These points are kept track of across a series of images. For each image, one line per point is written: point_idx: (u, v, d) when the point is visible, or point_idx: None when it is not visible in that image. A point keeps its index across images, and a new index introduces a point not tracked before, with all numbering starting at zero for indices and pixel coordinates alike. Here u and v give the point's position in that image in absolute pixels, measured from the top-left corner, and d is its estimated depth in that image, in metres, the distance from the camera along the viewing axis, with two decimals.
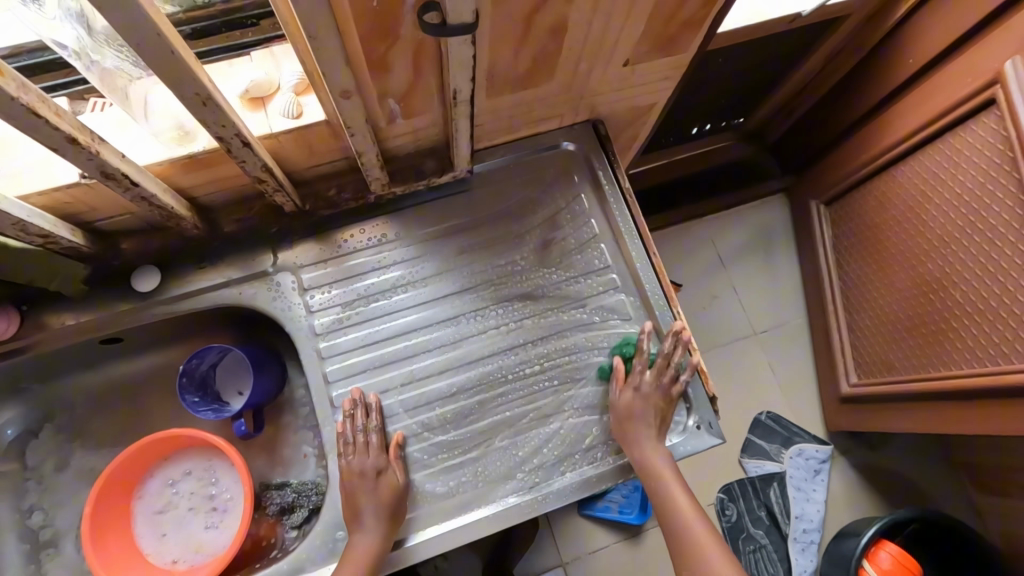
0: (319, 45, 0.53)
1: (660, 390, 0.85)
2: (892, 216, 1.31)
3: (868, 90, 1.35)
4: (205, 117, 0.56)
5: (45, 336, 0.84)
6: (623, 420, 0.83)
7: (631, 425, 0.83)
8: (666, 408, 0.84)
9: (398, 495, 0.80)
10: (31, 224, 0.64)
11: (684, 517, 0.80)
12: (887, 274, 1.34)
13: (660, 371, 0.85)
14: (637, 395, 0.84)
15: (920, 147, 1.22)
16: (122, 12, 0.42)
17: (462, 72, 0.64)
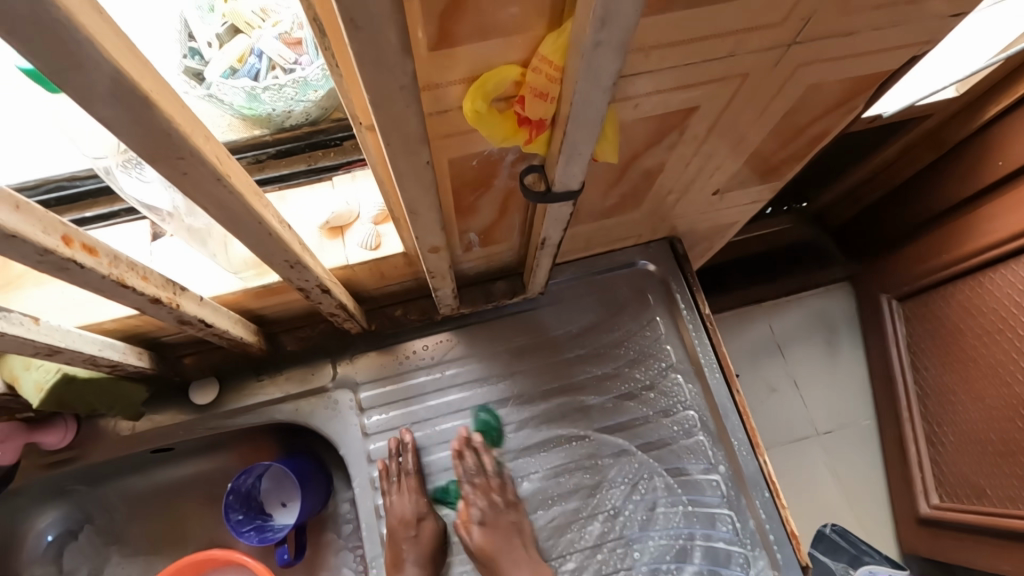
0: (416, 217, 0.50)
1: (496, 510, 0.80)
2: (978, 324, 1.14)
3: (938, 189, 1.20)
4: (289, 276, 0.54)
5: (99, 444, 0.82)
6: (497, 554, 0.77)
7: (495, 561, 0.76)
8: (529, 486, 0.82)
9: (436, 541, 0.80)
10: (102, 357, 0.62)
11: None
12: (972, 387, 1.16)
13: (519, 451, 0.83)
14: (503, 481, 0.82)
15: (1011, 255, 1.06)
16: (224, 211, 0.39)
17: (556, 225, 0.61)
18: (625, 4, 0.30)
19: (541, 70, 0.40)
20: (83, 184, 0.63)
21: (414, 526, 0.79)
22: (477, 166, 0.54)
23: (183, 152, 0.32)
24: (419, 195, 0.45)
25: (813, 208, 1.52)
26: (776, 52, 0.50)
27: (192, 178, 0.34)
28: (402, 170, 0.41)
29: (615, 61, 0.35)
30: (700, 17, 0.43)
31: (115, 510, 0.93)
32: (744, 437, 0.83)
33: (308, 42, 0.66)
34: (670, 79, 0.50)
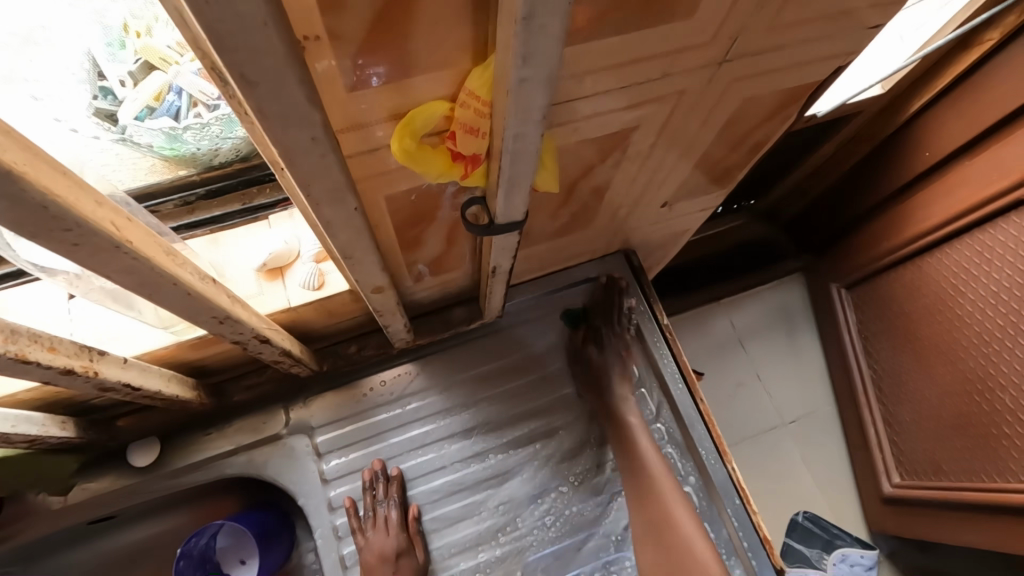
0: (355, 261, 0.47)
1: (618, 344, 0.87)
2: (920, 307, 1.19)
3: (874, 181, 1.25)
4: (221, 331, 0.50)
5: (28, 523, 0.75)
6: (602, 385, 0.85)
7: (605, 389, 0.84)
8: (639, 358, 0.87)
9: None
10: (16, 434, 0.56)
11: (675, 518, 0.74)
12: (921, 367, 1.21)
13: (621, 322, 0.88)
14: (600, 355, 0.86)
15: (946, 240, 1.11)
16: (133, 276, 0.36)
17: (504, 254, 0.59)
18: (543, 40, 0.29)
19: (468, 105, 0.39)
20: None
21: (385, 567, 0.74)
22: (416, 201, 0.52)
23: (67, 225, 0.28)
24: (353, 240, 0.43)
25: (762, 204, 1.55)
26: (708, 71, 0.50)
27: (85, 250, 0.31)
28: (329, 218, 0.38)
29: (542, 96, 0.33)
30: (629, 41, 0.42)
31: None
32: (711, 447, 0.82)
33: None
34: (606, 103, 0.49)
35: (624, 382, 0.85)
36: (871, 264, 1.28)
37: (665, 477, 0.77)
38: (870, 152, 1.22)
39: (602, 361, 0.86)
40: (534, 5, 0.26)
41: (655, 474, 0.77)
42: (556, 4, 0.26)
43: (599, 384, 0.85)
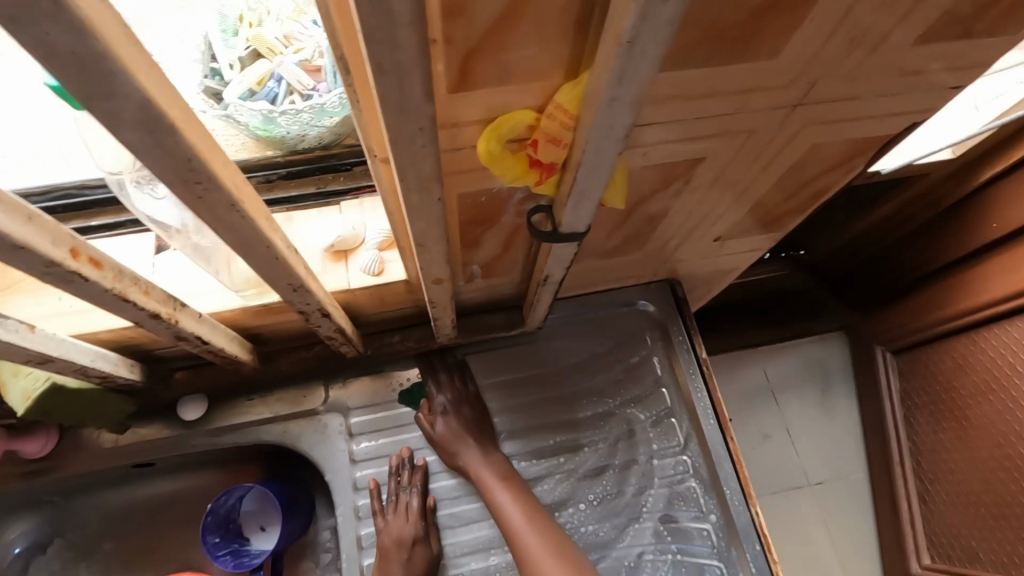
0: (424, 250, 0.50)
1: (465, 399, 0.83)
2: (971, 382, 1.14)
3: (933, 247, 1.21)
4: (292, 299, 0.54)
5: (80, 456, 0.80)
6: (455, 442, 0.80)
7: (461, 445, 0.80)
8: (479, 411, 0.83)
9: (429, 567, 0.77)
10: (93, 368, 0.61)
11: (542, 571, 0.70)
12: (965, 445, 1.16)
13: (439, 388, 0.84)
14: (449, 420, 0.81)
15: (1005, 316, 1.06)
16: (236, 233, 0.40)
17: (559, 264, 0.61)
18: (640, 65, 0.31)
19: (555, 117, 0.41)
20: (91, 193, 0.64)
21: (399, 553, 0.76)
22: (485, 203, 0.55)
23: (199, 178, 0.32)
24: (427, 230, 0.46)
25: (810, 256, 1.51)
26: (782, 112, 0.52)
27: (208, 203, 0.35)
28: (413, 205, 0.41)
29: (628, 115, 0.36)
30: (712, 76, 0.44)
31: (89, 525, 0.90)
32: (736, 488, 0.81)
33: (328, 70, 0.69)
34: (679, 132, 0.51)
35: (481, 448, 0.81)
36: (921, 330, 1.24)
37: (534, 527, 0.74)
38: (932, 216, 1.19)
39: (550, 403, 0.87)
40: (640, 30, 0.28)
41: (522, 526, 0.74)
42: (659, 32, 0.29)
43: (444, 448, 0.81)
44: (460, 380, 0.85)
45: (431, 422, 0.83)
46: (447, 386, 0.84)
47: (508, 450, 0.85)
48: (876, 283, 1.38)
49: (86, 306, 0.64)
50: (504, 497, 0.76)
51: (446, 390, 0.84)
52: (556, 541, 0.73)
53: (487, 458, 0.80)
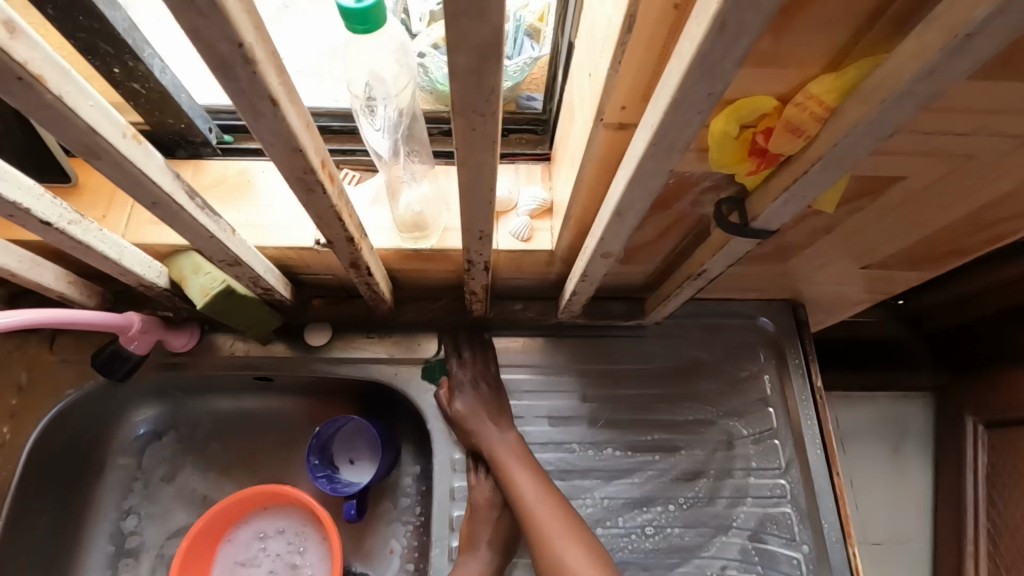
0: (616, 220, 0.50)
1: (486, 377, 0.84)
2: None
3: None
4: (470, 247, 0.56)
5: (213, 357, 0.87)
6: (473, 421, 0.80)
7: (476, 422, 0.80)
8: (498, 391, 0.84)
9: (513, 533, 0.79)
10: (264, 278, 0.66)
11: (553, 543, 0.71)
12: None
13: (460, 365, 0.84)
14: (466, 397, 0.81)
15: None
16: (474, 170, 0.41)
17: (723, 261, 0.60)
18: (959, 63, 0.30)
19: (804, 106, 0.40)
20: None
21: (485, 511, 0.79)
22: (671, 186, 0.55)
23: (484, 109, 0.34)
24: (634, 200, 0.46)
25: (911, 306, 1.26)
26: (1016, 140, 0.49)
27: (476, 135, 0.37)
28: (639, 174, 0.42)
29: (906, 114, 0.35)
30: (967, 92, 0.42)
31: (200, 425, 0.97)
32: (836, 526, 0.79)
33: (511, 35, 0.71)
34: (897, 145, 0.49)
35: (497, 421, 0.81)
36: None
37: (548, 502, 0.74)
38: None
39: (648, 402, 0.87)
40: (987, 25, 0.27)
41: (534, 500, 0.74)
42: (1005, 30, 0.28)
43: (462, 429, 0.81)
44: (481, 360, 0.85)
45: (449, 399, 0.82)
46: (471, 367, 0.84)
47: (601, 437, 0.85)
48: (985, 346, 1.14)
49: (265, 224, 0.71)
50: (518, 471, 0.77)
51: (468, 367, 0.84)
52: (565, 515, 0.73)
53: (500, 437, 0.79)
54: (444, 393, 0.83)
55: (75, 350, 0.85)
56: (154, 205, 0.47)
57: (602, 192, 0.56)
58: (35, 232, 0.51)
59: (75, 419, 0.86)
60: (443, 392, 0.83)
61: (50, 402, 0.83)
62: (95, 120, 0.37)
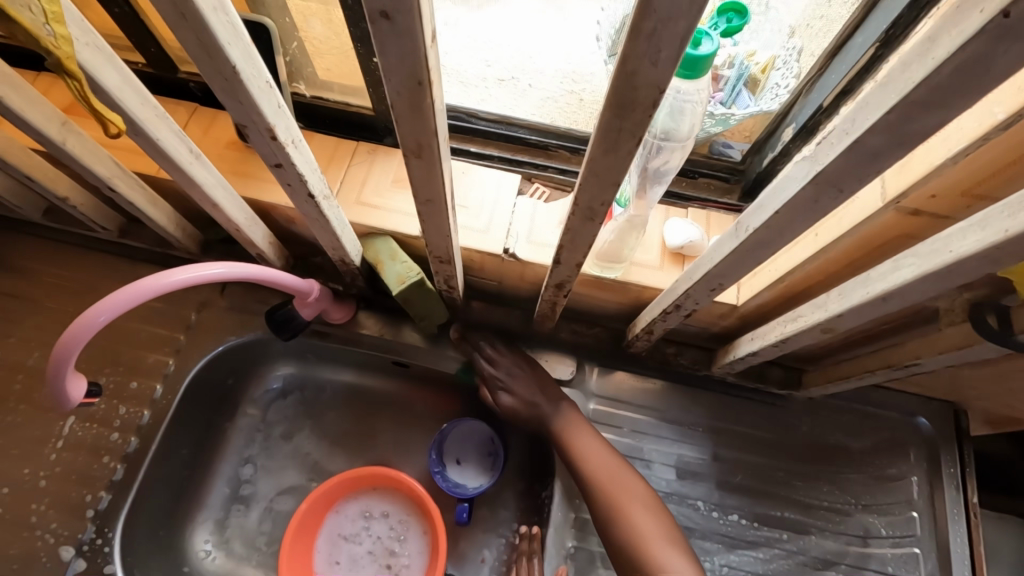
0: (871, 305, 0.47)
1: (523, 366, 0.84)
2: None
3: None
4: (691, 295, 0.55)
5: (359, 335, 0.90)
6: (524, 411, 0.82)
7: (539, 403, 0.81)
8: (537, 375, 0.83)
9: None
10: (457, 280, 0.69)
11: (622, 504, 0.72)
12: None
13: (489, 365, 0.84)
14: (508, 393, 0.82)
15: None
16: (770, 232, 0.41)
17: (945, 360, 0.56)
18: None
19: None
20: (473, 122, 0.79)
21: None
22: None
23: (846, 186, 0.33)
24: (912, 291, 0.43)
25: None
26: None
27: (814, 203, 0.36)
28: (944, 273, 0.40)
29: None
30: None
31: (325, 391, 0.99)
32: None
33: (730, 81, 0.68)
34: None
35: (551, 400, 0.82)
36: None
37: (612, 465, 0.75)
38: None
39: (779, 477, 0.84)
40: None
41: (602, 461, 0.75)
42: None
43: (518, 414, 0.83)
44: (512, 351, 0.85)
45: (494, 399, 0.84)
46: (501, 363, 0.84)
47: (727, 502, 0.82)
48: None
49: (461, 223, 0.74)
50: (583, 435, 0.78)
51: (500, 363, 0.84)
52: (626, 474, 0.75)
53: (556, 414, 0.80)
54: (486, 393, 0.85)
55: (243, 300, 0.91)
56: (425, 201, 0.49)
57: (839, 267, 0.54)
58: (296, 200, 0.55)
59: (227, 362, 0.91)
60: (485, 391, 0.85)
61: (213, 343, 0.88)
62: (438, 125, 0.39)
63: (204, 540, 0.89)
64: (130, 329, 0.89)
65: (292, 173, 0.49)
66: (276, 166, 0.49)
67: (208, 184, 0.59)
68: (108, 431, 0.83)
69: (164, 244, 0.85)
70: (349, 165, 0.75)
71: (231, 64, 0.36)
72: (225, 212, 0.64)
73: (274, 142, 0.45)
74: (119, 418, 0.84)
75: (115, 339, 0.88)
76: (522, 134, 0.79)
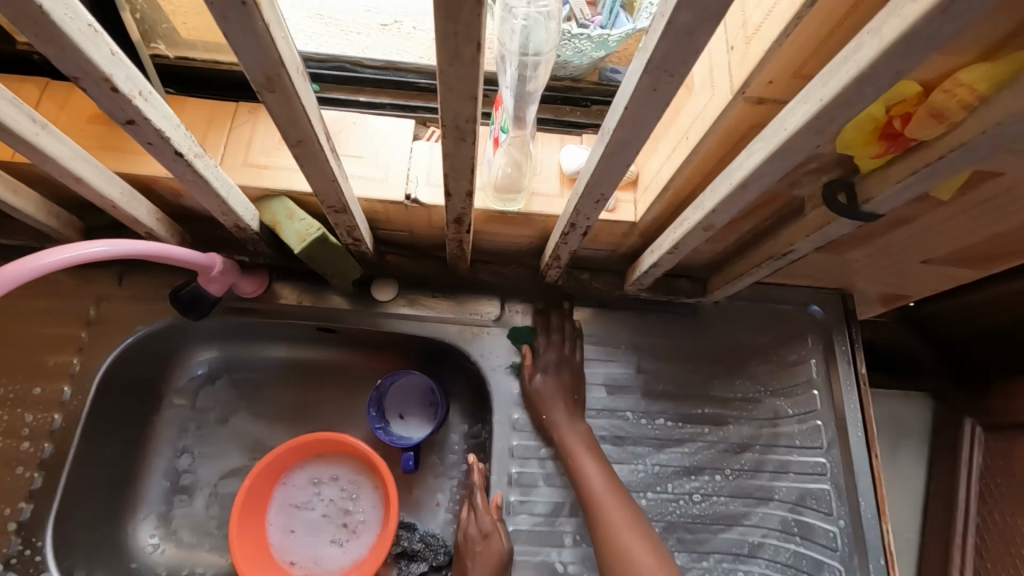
0: (735, 195, 0.51)
1: (565, 362, 0.86)
2: None
3: None
4: (582, 210, 0.58)
5: (278, 305, 0.88)
6: (546, 402, 0.83)
7: (551, 406, 0.82)
8: (576, 380, 0.85)
9: (504, 560, 0.75)
10: (359, 230, 0.68)
11: (615, 532, 0.73)
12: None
13: (547, 346, 0.86)
14: (548, 379, 0.84)
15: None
16: (628, 131, 0.43)
17: (815, 242, 0.62)
18: None
19: (951, 93, 0.42)
20: (359, 71, 0.77)
21: (482, 542, 0.76)
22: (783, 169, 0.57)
23: (675, 71, 0.36)
24: (765, 173, 0.47)
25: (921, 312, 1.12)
26: None
27: (654, 93, 0.38)
28: (783, 149, 0.43)
29: None
30: None
31: (255, 370, 0.97)
32: (872, 504, 0.84)
33: (607, 5, 0.70)
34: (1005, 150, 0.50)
35: (573, 412, 0.83)
36: None
37: (613, 493, 0.76)
38: None
39: (697, 379, 0.90)
40: None
41: (606, 502, 0.75)
42: None
43: (538, 407, 0.83)
44: (566, 339, 0.87)
45: (531, 374, 0.85)
46: (556, 346, 0.86)
47: (653, 408, 0.88)
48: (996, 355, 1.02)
49: (355, 174, 0.72)
50: (592, 465, 0.78)
51: (553, 349, 0.86)
52: (624, 501, 0.76)
53: (572, 426, 0.81)
54: (528, 368, 0.85)
55: (147, 287, 0.87)
56: (297, 142, 0.48)
57: (711, 166, 0.58)
58: (164, 161, 0.52)
59: (141, 353, 0.87)
60: (527, 363, 0.85)
61: (119, 335, 0.84)
62: (283, 52, 0.38)
63: (150, 535, 0.87)
64: (23, 335, 0.83)
65: (148, 130, 0.47)
66: (128, 124, 0.46)
67: (65, 158, 0.55)
68: (16, 441, 0.78)
69: (42, 237, 0.79)
70: (230, 128, 0.71)
71: (37, 4, 0.34)
72: (95, 187, 0.60)
73: (117, 95, 0.42)
74: (27, 426, 0.79)
75: (7, 347, 0.82)
76: (411, 78, 0.78)
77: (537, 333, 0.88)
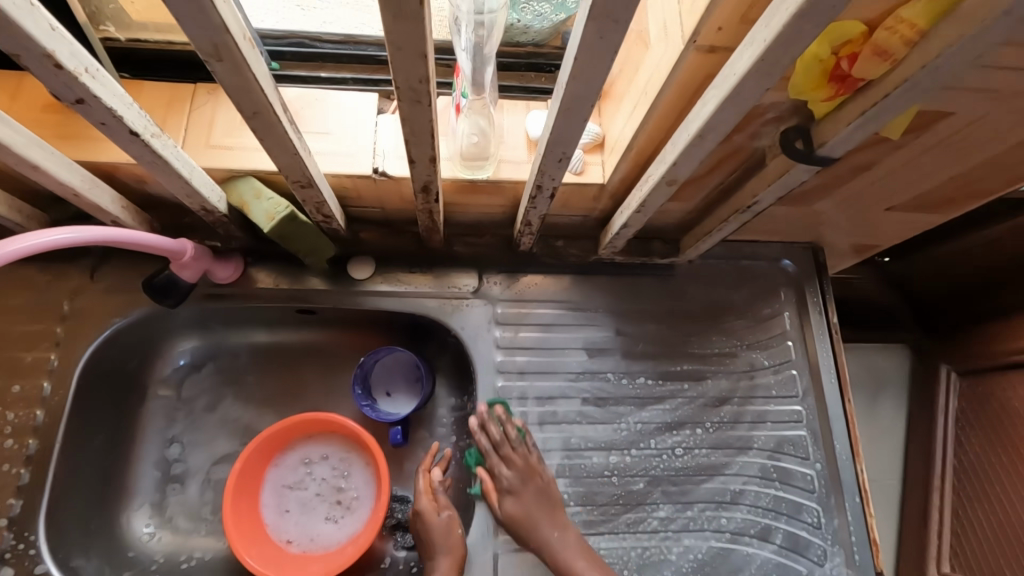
0: (694, 146, 0.52)
1: (524, 478, 0.79)
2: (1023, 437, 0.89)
3: None
4: (547, 171, 0.58)
5: (255, 290, 0.88)
6: (522, 525, 0.77)
7: (534, 522, 0.76)
8: (547, 491, 0.79)
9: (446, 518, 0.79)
10: (328, 206, 0.68)
11: None
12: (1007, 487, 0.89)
13: (503, 464, 0.80)
14: (517, 500, 0.78)
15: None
16: (582, 83, 0.43)
17: (777, 191, 0.63)
18: None
19: (893, 29, 0.42)
20: (318, 46, 0.76)
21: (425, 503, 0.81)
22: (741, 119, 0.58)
23: (620, 16, 0.36)
24: (721, 120, 0.48)
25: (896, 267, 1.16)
26: None
27: (603, 42, 0.38)
28: (735, 94, 0.44)
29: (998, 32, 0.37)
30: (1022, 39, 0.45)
31: (238, 356, 0.97)
32: (846, 445, 0.88)
33: None
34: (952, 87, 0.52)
35: (553, 523, 0.77)
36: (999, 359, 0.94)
37: None
38: None
39: (676, 338, 0.92)
40: None
41: None
42: None
43: (518, 533, 0.77)
44: (524, 453, 0.81)
45: (498, 501, 0.79)
46: (516, 462, 0.80)
47: (633, 368, 0.90)
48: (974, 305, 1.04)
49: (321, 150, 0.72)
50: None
51: (512, 464, 0.80)
52: None
53: (559, 539, 0.75)
54: (491, 492, 0.80)
55: (120, 279, 0.86)
56: (253, 115, 0.47)
57: (672, 120, 0.59)
58: (120, 142, 0.51)
59: (120, 345, 0.87)
60: (489, 488, 0.80)
61: (96, 328, 0.83)
62: (227, 19, 0.37)
63: (145, 524, 0.88)
64: None
65: (98, 108, 0.46)
66: (78, 103, 0.45)
67: (19, 145, 0.54)
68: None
69: (7, 233, 0.78)
70: (190, 109, 0.69)
71: None
72: (53, 175, 0.59)
73: (62, 72, 0.42)
74: (10, 424, 0.79)
75: None
76: (372, 50, 0.77)
77: (485, 447, 0.82)
